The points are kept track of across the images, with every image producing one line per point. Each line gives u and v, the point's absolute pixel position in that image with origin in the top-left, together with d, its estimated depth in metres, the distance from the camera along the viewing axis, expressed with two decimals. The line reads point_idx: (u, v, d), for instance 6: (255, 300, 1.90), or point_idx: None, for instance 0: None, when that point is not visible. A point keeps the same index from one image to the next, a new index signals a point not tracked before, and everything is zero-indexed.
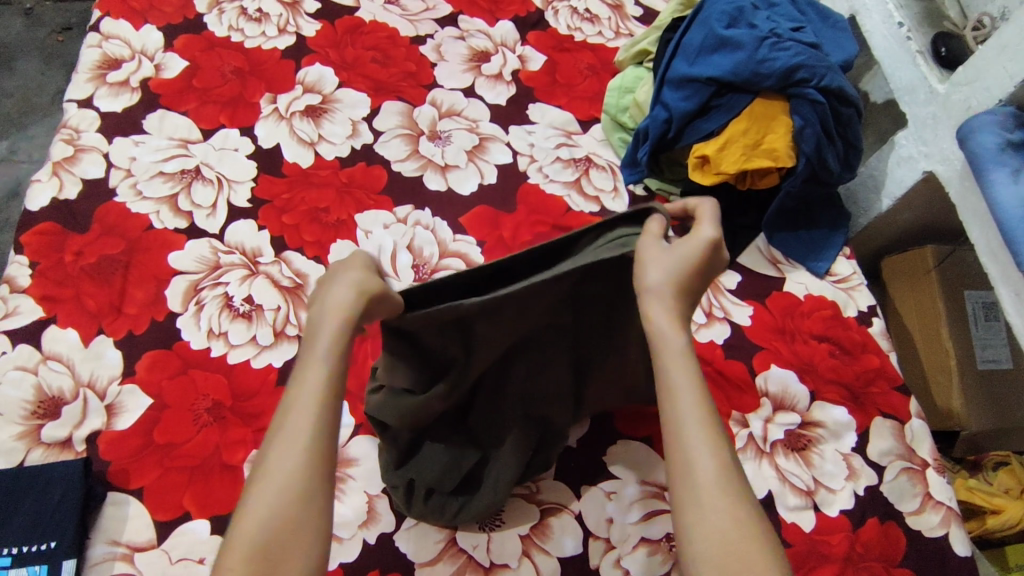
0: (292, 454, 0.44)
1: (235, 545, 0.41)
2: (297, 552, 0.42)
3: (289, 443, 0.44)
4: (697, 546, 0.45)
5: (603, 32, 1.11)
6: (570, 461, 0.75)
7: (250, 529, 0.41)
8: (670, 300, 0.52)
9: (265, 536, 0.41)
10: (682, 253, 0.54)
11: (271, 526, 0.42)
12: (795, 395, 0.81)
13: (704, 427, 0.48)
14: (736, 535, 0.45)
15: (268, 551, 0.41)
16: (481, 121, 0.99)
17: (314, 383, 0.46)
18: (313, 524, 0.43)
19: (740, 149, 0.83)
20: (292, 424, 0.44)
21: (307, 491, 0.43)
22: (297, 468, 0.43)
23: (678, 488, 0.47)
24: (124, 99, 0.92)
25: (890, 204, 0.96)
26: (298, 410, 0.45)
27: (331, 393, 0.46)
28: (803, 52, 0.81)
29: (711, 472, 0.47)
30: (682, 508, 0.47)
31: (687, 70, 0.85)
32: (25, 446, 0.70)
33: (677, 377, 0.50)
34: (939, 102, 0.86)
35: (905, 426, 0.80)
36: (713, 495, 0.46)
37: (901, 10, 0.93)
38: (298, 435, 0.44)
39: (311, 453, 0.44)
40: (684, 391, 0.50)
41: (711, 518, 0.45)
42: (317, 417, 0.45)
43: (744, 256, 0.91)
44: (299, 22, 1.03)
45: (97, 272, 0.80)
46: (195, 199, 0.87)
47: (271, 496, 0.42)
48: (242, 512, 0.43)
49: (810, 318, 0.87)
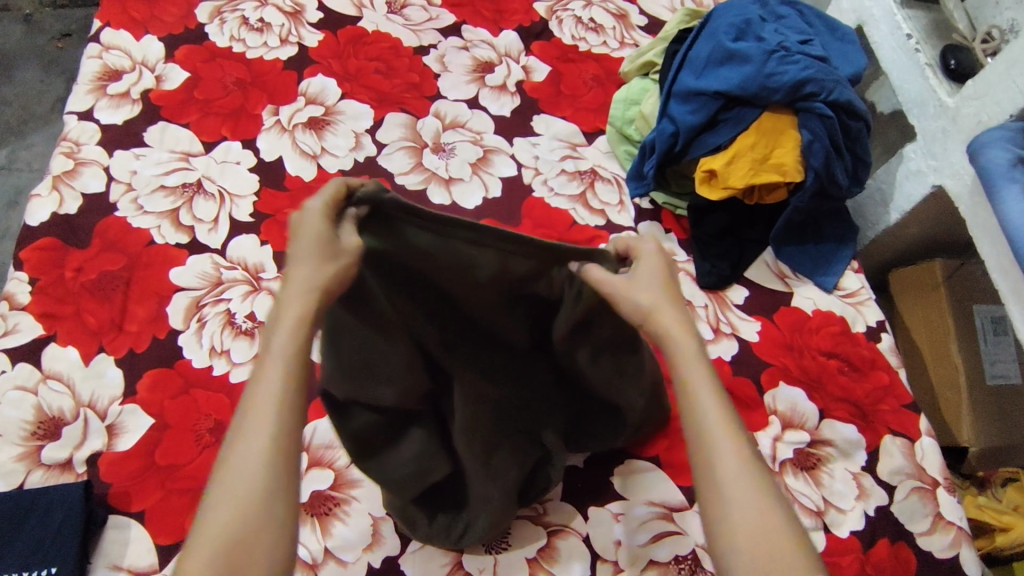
0: (253, 461, 0.43)
1: (194, 552, 0.41)
2: (258, 554, 0.41)
3: (248, 449, 0.43)
4: (725, 538, 0.46)
5: (608, 41, 1.10)
6: (578, 481, 0.74)
7: (211, 535, 0.41)
8: (670, 309, 0.53)
9: (224, 541, 0.41)
10: (648, 274, 0.55)
11: (232, 533, 0.41)
12: (804, 412, 0.80)
13: (725, 423, 0.49)
14: (764, 529, 0.45)
15: (230, 555, 0.41)
16: (485, 133, 0.98)
17: (270, 387, 0.45)
18: (274, 528, 0.42)
19: (749, 163, 0.82)
20: (247, 433, 0.43)
21: (268, 495, 0.42)
22: (255, 471, 0.42)
23: (702, 484, 0.48)
24: (124, 111, 0.92)
25: (899, 217, 0.94)
26: (255, 416, 0.44)
27: (290, 396, 0.45)
28: (812, 65, 0.80)
29: (733, 464, 0.47)
30: (709, 507, 0.47)
31: (694, 82, 0.83)
32: (25, 467, 0.69)
33: (693, 376, 0.50)
34: (949, 116, 0.85)
35: (916, 444, 0.79)
36: (737, 489, 0.46)
37: (909, 21, 0.92)
38: (256, 441, 0.43)
39: (270, 458, 0.43)
40: (701, 386, 0.50)
41: (739, 515, 0.46)
42: (276, 419, 0.44)
43: (752, 270, 0.90)
44: (301, 32, 1.02)
45: (97, 288, 0.79)
46: (197, 213, 0.86)
47: (231, 505, 0.42)
48: (202, 519, 0.42)
49: (819, 334, 0.85)
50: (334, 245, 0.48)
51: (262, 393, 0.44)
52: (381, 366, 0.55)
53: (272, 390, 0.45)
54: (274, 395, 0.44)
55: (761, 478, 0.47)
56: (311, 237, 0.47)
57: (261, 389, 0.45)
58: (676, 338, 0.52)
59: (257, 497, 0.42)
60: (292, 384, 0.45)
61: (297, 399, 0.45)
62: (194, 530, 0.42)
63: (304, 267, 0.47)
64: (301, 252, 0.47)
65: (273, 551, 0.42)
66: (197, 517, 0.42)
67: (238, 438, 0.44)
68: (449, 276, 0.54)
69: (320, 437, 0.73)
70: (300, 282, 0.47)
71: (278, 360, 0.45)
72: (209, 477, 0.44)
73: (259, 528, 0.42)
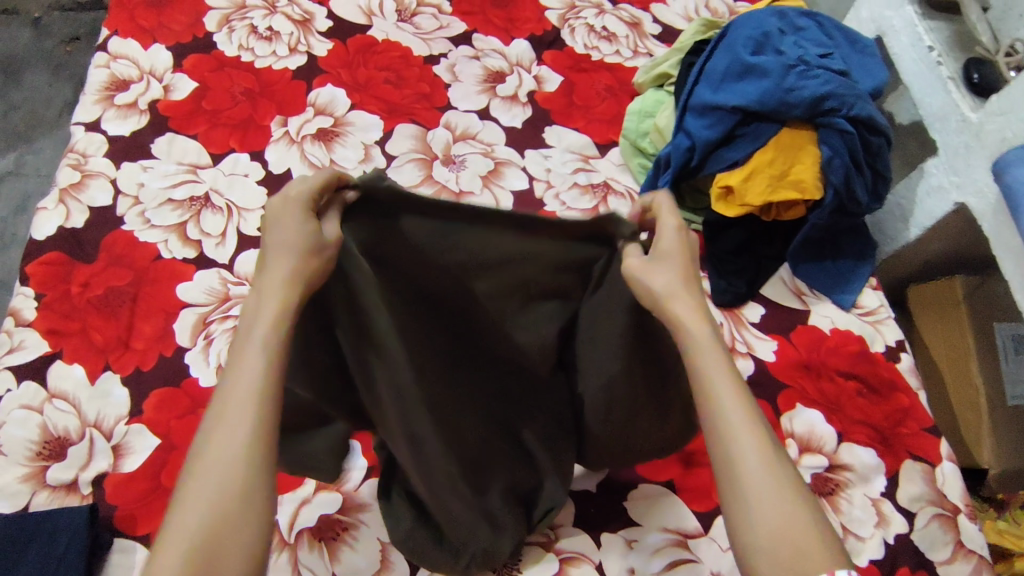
0: (233, 450, 0.40)
1: (167, 547, 0.37)
2: (236, 548, 0.38)
3: (227, 438, 0.40)
4: (749, 541, 0.43)
5: (621, 50, 1.08)
6: (590, 506, 0.73)
7: (186, 529, 0.38)
8: (691, 300, 0.50)
9: (201, 534, 0.38)
10: (675, 256, 0.51)
11: (209, 525, 0.38)
12: (821, 436, 0.78)
13: (748, 420, 0.46)
14: (793, 531, 0.42)
15: (207, 549, 0.37)
16: (496, 145, 0.96)
17: (250, 375, 0.42)
18: (254, 520, 0.39)
19: (766, 180, 0.80)
20: (224, 421, 0.40)
21: (248, 485, 0.39)
22: (235, 461, 0.39)
23: (724, 487, 0.45)
24: (132, 122, 0.91)
25: (919, 233, 0.92)
26: (233, 404, 0.41)
27: (271, 382, 0.42)
28: (832, 80, 0.77)
29: (757, 463, 0.44)
30: (732, 510, 0.44)
31: (711, 96, 0.81)
32: (30, 488, 0.68)
33: (713, 372, 0.47)
34: (972, 132, 0.83)
35: (936, 469, 0.77)
36: (762, 490, 0.43)
37: (930, 33, 0.90)
38: (237, 428, 0.40)
39: (252, 447, 0.40)
40: (719, 380, 0.47)
41: (763, 520, 0.43)
42: (258, 406, 0.41)
43: (768, 288, 0.88)
44: (310, 41, 1.01)
45: (104, 304, 0.78)
46: (204, 227, 0.85)
47: (210, 494, 0.39)
48: (174, 515, 0.39)
49: (837, 355, 0.84)
50: (318, 237, 0.46)
51: (241, 379, 0.42)
52: (321, 364, 0.55)
53: (252, 377, 0.42)
54: (254, 382, 0.42)
55: (786, 478, 0.44)
56: (294, 227, 0.46)
57: (239, 375, 0.42)
58: (695, 334, 0.49)
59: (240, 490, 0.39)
60: (272, 372, 0.42)
61: (276, 388, 0.42)
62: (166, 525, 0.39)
63: (285, 259, 0.45)
64: (282, 241, 0.46)
65: (252, 545, 0.39)
66: (169, 509, 0.39)
67: (216, 424, 0.41)
68: (408, 270, 0.52)
69: None
70: (283, 274, 0.45)
71: (259, 347, 0.43)
72: (183, 469, 0.41)
73: (237, 520, 0.38)
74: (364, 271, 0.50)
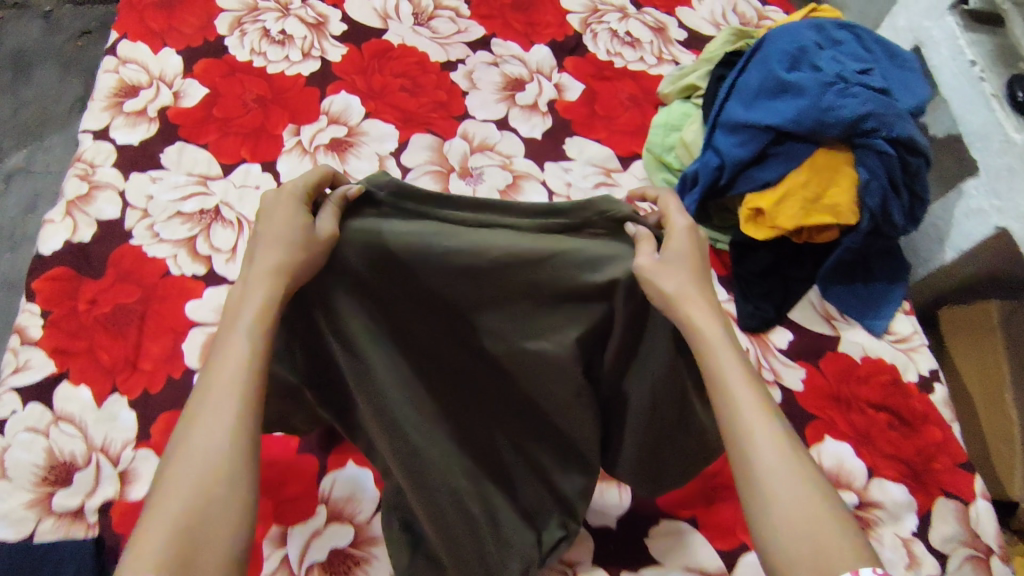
0: (218, 434, 0.40)
1: (148, 530, 0.37)
2: (218, 531, 0.38)
3: (211, 422, 0.41)
4: (767, 533, 0.42)
5: (645, 57, 1.04)
6: (609, 542, 0.70)
7: (168, 512, 0.38)
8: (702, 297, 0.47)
9: (183, 516, 0.38)
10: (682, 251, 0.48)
11: (192, 508, 0.38)
12: (850, 471, 0.75)
13: (760, 409, 0.45)
14: (809, 522, 0.41)
15: (189, 533, 0.37)
16: (515, 157, 0.93)
17: (236, 360, 0.43)
18: (235, 503, 0.39)
19: (800, 203, 0.76)
20: (210, 404, 0.41)
21: (232, 469, 0.40)
22: (218, 445, 0.40)
23: (741, 479, 0.44)
24: (141, 130, 0.88)
25: (954, 256, 0.89)
26: (218, 388, 0.42)
27: (254, 368, 0.43)
28: (873, 98, 0.72)
29: (772, 452, 0.43)
30: (751, 502, 0.43)
31: (743, 114, 0.78)
32: (36, 514, 0.66)
33: (727, 364, 0.46)
34: (1016, 153, 0.78)
35: (970, 508, 0.74)
36: (777, 479, 0.42)
37: (972, 47, 0.85)
38: (222, 414, 0.41)
39: (235, 430, 0.41)
40: (732, 369, 0.46)
41: (780, 510, 0.42)
42: (243, 390, 0.42)
43: (796, 312, 0.85)
44: (324, 45, 0.98)
45: (112, 322, 0.76)
46: (214, 242, 0.83)
47: (192, 478, 0.39)
48: (155, 497, 0.39)
49: (868, 385, 0.80)
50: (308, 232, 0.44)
51: (226, 364, 0.43)
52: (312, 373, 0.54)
53: (239, 362, 0.43)
54: (239, 365, 0.43)
55: (801, 467, 0.43)
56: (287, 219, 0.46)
57: (227, 360, 0.43)
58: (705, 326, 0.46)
59: (215, 486, 0.39)
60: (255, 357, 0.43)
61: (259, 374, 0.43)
62: (142, 518, 0.38)
63: (272, 251, 0.45)
64: (274, 233, 0.46)
65: (232, 530, 0.39)
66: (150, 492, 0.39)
67: (193, 420, 0.41)
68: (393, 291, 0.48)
69: (340, 490, 0.70)
70: (270, 265, 0.44)
71: (244, 333, 0.43)
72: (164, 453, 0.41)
73: (216, 503, 0.39)
74: (348, 281, 0.47)
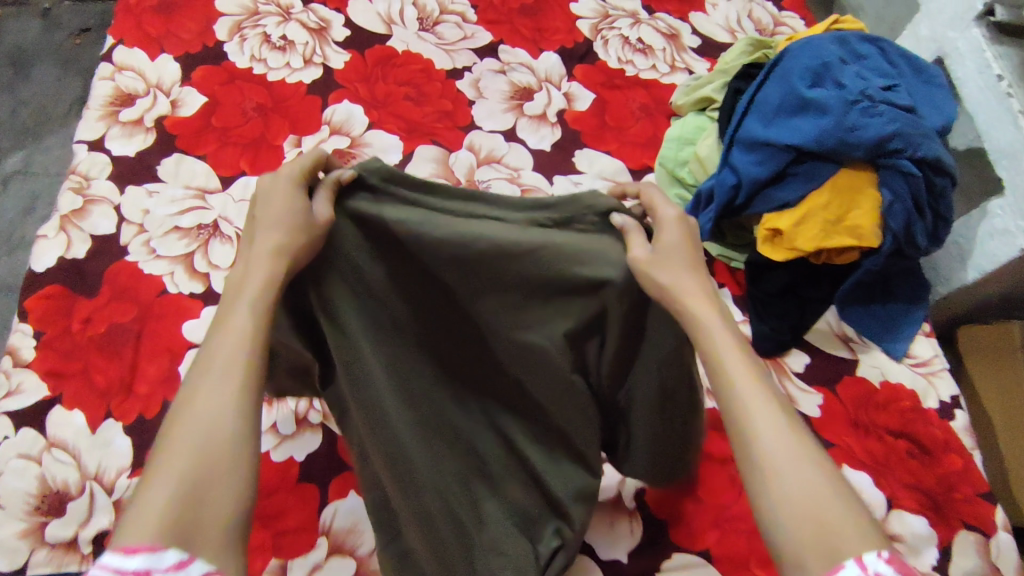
0: (222, 398, 0.38)
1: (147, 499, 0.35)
2: (219, 499, 0.36)
3: (215, 386, 0.38)
4: (774, 517, 0.38)
5: (657, 65, 1.01)
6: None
7: (169, 478, 0.35)
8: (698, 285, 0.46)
9: (185, 483, 0.35)
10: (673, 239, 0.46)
11: (195, 473, 0.35)
12: (869, 500, 0.72)
13: (762, 389, 0.42)
14: (818, 501, 0.38)
15: (191, 498, 0.35)
16: (523, 170, 0.90)
17: (240, 327, 0.41)
18: (241, 469, 0.37)
19: (821, 224, 0.73)
20: (212, 368, 0.39)
21: (237, 433, 0.37)
22: (221, 410, 0.38)
23: (743, 464, 0.41)
24: (137, 140, 0.85)
25: (976, 277, 0.86)
26: (220, 355, 0.39)
27: (257, 337, 0.41)
28: (898, 118, 0.70)
29: (778, 430, 0.40)
30: (755, 486, 0.40)
31: (761, 131, 0.75)
32: (29, 545, 0.64)
33: (723, 345, 0.44)
34: None
35: (992, 542, 0.71)
36: (785, 458, 0.39)
37: (999, 60, 0.82)
38: (227, 378, 0.39)
39: (242, 394, 0.39)
40: (727, 349, 0.43)
41: (787, 490, 0.38)
42: (248, 356, 0.40)
43: (812, 335, 0.83)
44: (327, 51, 0.95)
45: (107, 342, 0.74)
46: (213, 259, 0.80)
47: (193, 443, 0.36)
48: (153, 468, 0.36)
49: (886, 412, 0.78)
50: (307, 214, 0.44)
51: (230, 330, 0.40)
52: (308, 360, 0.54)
53: (241, 331, 0.40)
54: (242, 332, 0.40)
55: (808, 446, 0.40)
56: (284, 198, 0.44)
57: (228, 329, 0.40)
58: (701, 310, 0.45)
59: (225, 447, 0.37)
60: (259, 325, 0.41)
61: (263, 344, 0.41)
62: (139, 486, 0.35)
63: (268, 231, 0.43)
64: (268, 214, 0.44)
65: (233, 497, 0.36)
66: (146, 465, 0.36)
67: (205, 374, 0.39)
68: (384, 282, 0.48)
69: (341, 520, 0.68)
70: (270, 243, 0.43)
71: (246, 304, 0.41)
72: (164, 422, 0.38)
73: (219, 467, 0.36)
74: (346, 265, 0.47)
